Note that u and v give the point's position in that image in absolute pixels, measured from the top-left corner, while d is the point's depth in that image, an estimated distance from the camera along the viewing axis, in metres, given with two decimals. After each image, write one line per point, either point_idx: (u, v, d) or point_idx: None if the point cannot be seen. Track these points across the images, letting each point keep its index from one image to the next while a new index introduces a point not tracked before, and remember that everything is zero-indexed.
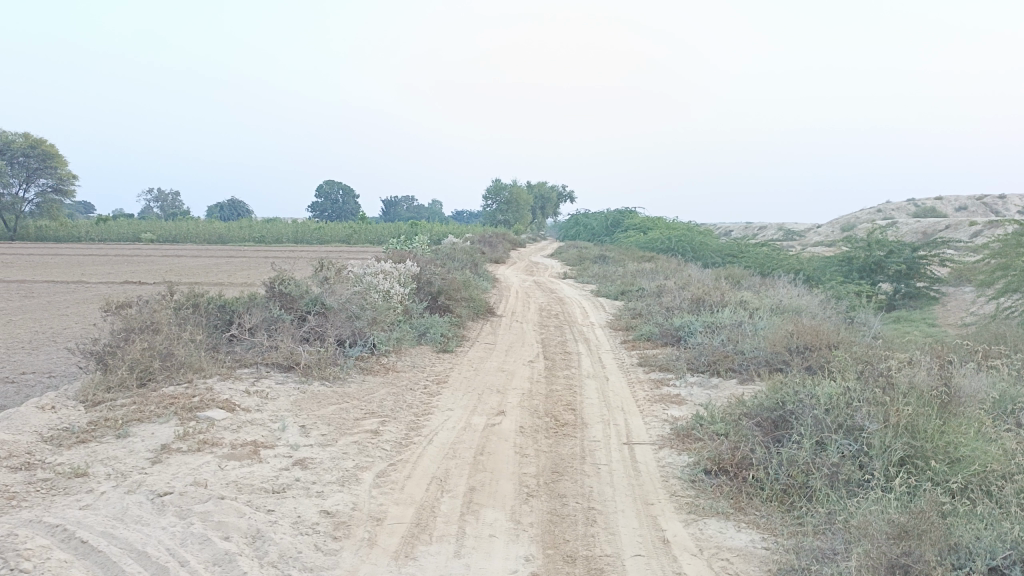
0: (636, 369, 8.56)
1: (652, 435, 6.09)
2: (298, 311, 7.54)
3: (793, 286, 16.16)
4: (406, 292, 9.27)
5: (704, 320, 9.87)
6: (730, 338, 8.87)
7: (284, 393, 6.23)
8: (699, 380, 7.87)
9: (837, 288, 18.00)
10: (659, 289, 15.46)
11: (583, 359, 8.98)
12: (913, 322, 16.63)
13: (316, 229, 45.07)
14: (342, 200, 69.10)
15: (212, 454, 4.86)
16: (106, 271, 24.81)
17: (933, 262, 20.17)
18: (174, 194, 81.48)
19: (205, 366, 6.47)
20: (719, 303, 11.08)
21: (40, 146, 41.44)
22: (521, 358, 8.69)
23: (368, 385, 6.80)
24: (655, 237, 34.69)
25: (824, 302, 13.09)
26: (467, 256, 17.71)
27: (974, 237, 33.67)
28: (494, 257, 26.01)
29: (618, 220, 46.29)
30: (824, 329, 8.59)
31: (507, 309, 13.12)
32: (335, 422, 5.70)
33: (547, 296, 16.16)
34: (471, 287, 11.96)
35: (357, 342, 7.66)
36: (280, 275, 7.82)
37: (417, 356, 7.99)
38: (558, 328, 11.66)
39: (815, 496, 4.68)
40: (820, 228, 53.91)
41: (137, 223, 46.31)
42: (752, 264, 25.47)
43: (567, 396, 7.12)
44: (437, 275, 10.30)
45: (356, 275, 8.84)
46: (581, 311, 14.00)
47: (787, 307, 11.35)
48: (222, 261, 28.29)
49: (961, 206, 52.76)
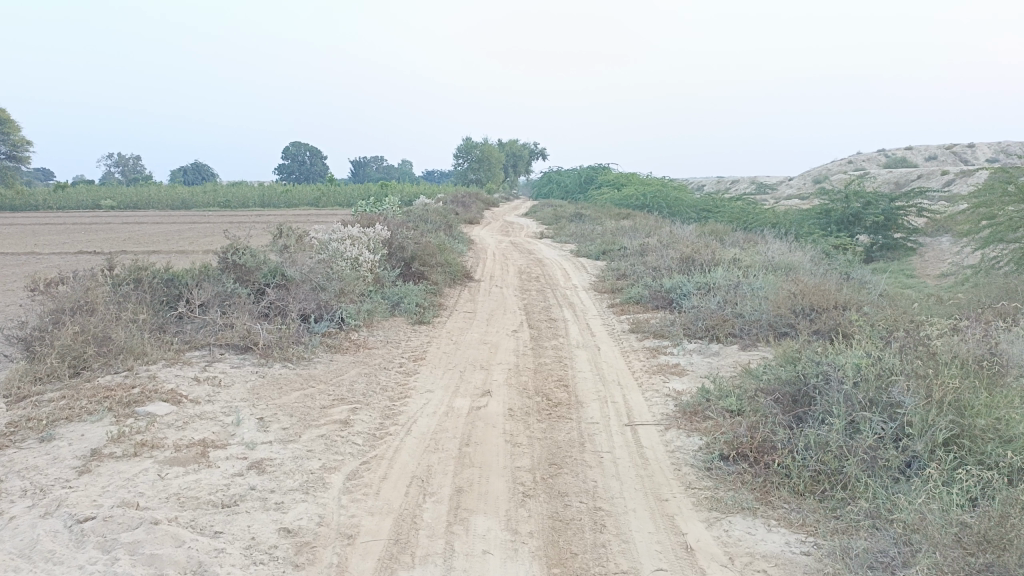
0: (629, 336, 7.93)
1: (655, 414, 5.47)
2: (255, 284, 6.76)
3: (775, 241, 15.60)
4: (376, 259, 8.50)
5: (698, 280, 9.24)
6: (728, 300, 8.26)
7: (241, 379, 5.49)
8: (699, 348, 7.26)
9: (816, 241, 17.50)
10: (641, 248, 14.81)
11: (571, 326, 8.33)
12: (892, 273, 16.22)
13: (283, 192, 43.75)
14: (309, 162, 67.29)
15: (151, 462, 4.13)
16: (61, 241, 23.60)
17: (910, 213, 19.76)
18: (135, 159, 79.03)
19: (149, 351, 5.70)
20: (709, 261, 10.46)
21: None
22: (504, 328, 8.00)
23: (337, 366, 6.07)
24: (629, 194, 34.02)
25: (813, 258, 12.53)
26: (440, 218, 16.89)
27: (946, 186, 33.40)
28: (467, 217, 25.15)
29: (591, 176, 45.47)
30: (827, 288, 7.99)
31: (485, 273, 12.40)
32: (298, 413, 4.98)
33: (526, 258, 15.44)
34: (447, 252, 11.20)
35: (323, 317, 6.91)
36: (233, 244, 7.02)
37: (391, 330, 7.26)
38: (540, 293, 10.97)
39: (852, 486, 4.09)
40: (792, 181, 53.61)
41: (95, 190, 44.52)
42: (730, 219, 24.95)
43: (558, 369, 6.46)
44: (410, 239, 9.53)
45: (320, 243, 8.04)
46: (562, 273, 13.33)
47: (780, 264, 10.77)
48: (185, 228, 27.16)
49: (931, 156, 52.63)
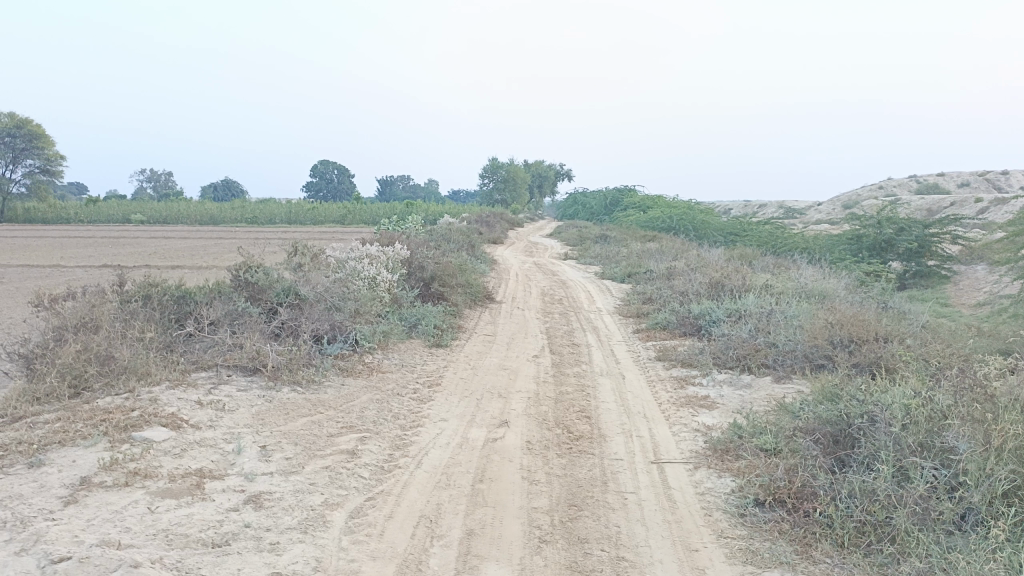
0: (655, 364, 7.58)
1: (684, 451, 5.12)
2: (267, 303, 6.51)
3: (805, 267, 15.15)
4: (394, 278, 8.25)
5: (728, 307, 8.88)
6: (760, 328, 7.89)
7: (246, 403, 5.23)
8: (730, 379, 6.89)
9: (847, 268, 17.00)
10: (668, 271, 14.44)
11: (594, 353, 8.00)
12: (926, 301, 15.68)
13: (310, 209, 43.94)
14: (337, 180, 67.71)
15: (142, 492, 3.87)
16: (87, 254, 23.70)
17: (944, 240, 19.18)
18: (166, 174, 80.23)
19: (153, 371, 5.46)
20: (739, 286, 10.08)
21: (24, 125, 40.00)
22: (525, 353, 7.70)
23: (348, 390, 5.80)
24: (655, 216, 33.65)
25: (846, 284, 12.09)
26: (463, 237, 16.66)
27: (981, 213, 32.62)
28: (491, 237, 24.92)
29: (617, 198, 45.15)
30: (864, 317, 7.59)
31: (507, 295, 12.11)
32: (304, 442, 4.71)
33: (549, 279, 15.14)
34: (468, 273, 10.94)
35: (336, 338, 6.65)
36: (247, 261, 6.79)
37: (407, 353, 6.99)
38: (563, 316, 10.65)
39: (902, 541, 3.72)
40: (821, 206, 52.85)
41: (126, 204, 45.00)
42: (758, 243, 24.46)
43: (580, 399, 6.13)
44: (430, 259, 9.28)
45: (337, 262, 7.81)
46: (587, 296, 12.99)
47: (812, 291, 10.36)
48: (212, 243, 27.23)
49: (963, 183, 51.67)
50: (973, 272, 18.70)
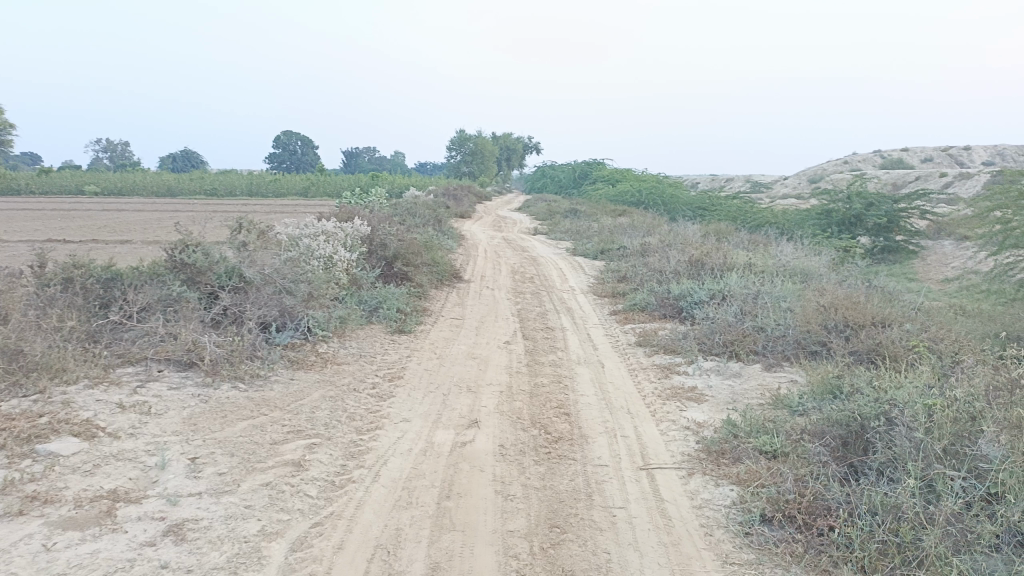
0: (636, 351, 7.03)
1: (676, 455, 4.58)
2: (207, 286, 5.80)
3: (778, 243, 14.74)
4: (353, 257, 7.57)
5: (711, 287, 8.36)
6: (746, 311, 7.39)
7: (178, 405, 4.57)
8: (718, 367, 6.37)
9: (817, 243, 16.60)
10: (642, 248, 13.91)
11: (570, 338, 7.43)
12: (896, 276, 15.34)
13: (273, 182, 42.66)
14: (300, 151, 66.02)
15: (39, 523, 3.21)
16: (33, 228, 22.45)
17: (913, 215, 18.89)
18: (123, 145, 77.68)
19: (70, 368, 4.75)
20: (720, 264, 9.57)
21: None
22: (496, 339, 7.09)
23: (298, 386, 5.14)
24: (624, 190, 33.13)
25: (824, 261, 11.66)
26: (429, 211, 15.95)
27: (944, 187, 32.63)
28: (459, 212, 24.19)
29: (586, 172, 44.51)
30: (855, 299, 7.12)
31: (475, 273, 11.49)
32: (242, 452, 4.06)
33: (519, 256, 14.53)
34: (435, 250, 10.27)
35: (286, 326, 5.97)
36: (185, 238, 6.05)
37: (367, 341, 6.34)
38: (535, 296, 10.06)
39: (934, 566, 3.16)
40: (788, 180, 52.79)
41: (80, 175, 43.21)
42: (728, 218, 24.05)
43: (557, 393, 5.56)
44: (393, 236, 8.60)
45: (289, 239, 7.10)
46: (559, 273, 12.41)
47: (794, 269, 9.88)
48: (168, 216, 26.04)
49: (926, 158, 51.96)
50: (941, 247, 18.46)
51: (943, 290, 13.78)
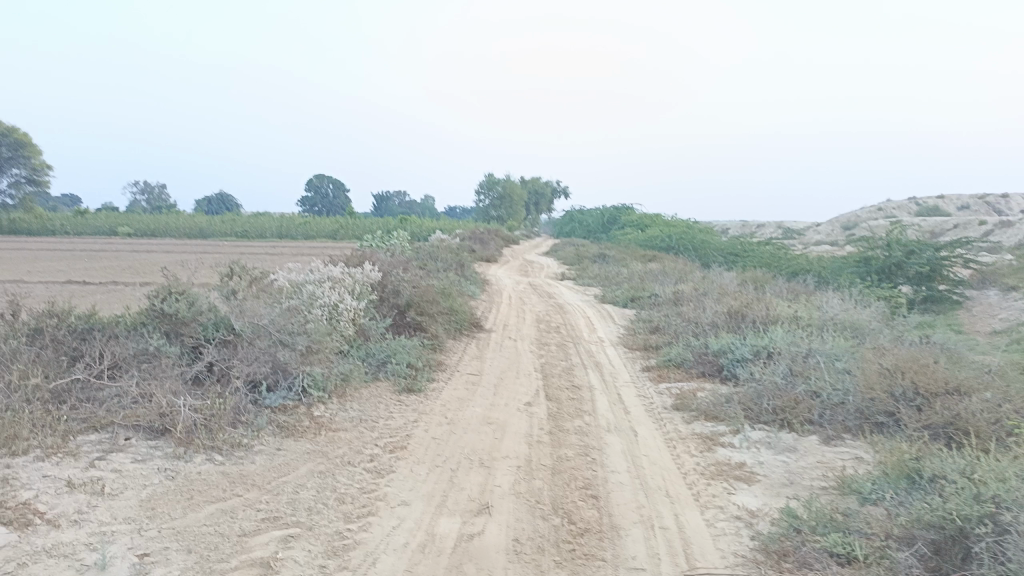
0: (672, 415, 6.26)
1: (727, 556, 3.79)
2: (191, 340, 5.19)
3: (818, 293, 13.89)
4: (361, 306, 6.93)
5: (753, 343, 7.58)
6: (796, 373, 6.60)
7: (139, 484, 3.90)
8: (768, 438, 5.58)
9: (855, 291, 15.66)
10: (675, 297, 13.15)
11: (599, 399, 6.68)
12: (941, 327, 14.33)
13: (302, 224, 42.62)
14: (331, 194, 66.45)
15: None
16: (58, 268, 22.17)
17: (955, 263, 17.85)
18: (160, 187, 78.98)
19: (21, 436, 4.11)
20: (762, 317, 8.78)
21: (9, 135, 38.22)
22: (515, 399, 6.37)
23: (283, 457, 4.46)
24: (653, 235, 32.45)
25: (870, 313, 10.81)
26: (453, 256, 15.37)
27: (984, 235, 31.39)
28: (485, 256, 23.65)
29: (614, 217, 43.93)
30: (920, 360, 6.29)
31: (497, 322, 10.80)
32: (202, 548, 3.37)
33: (545, 303, 13.83)
34: (454, 298, 9.63)
35: (278, 386, 5.32)
36: (170, 285, 5.46)
37: (370, 402, 5.66)
38: (560, 348, 9.33)
39: None
40: (820, 227, 51.75)
41: (113, 216, 43.60)
42: (760, 265, 23.23)
43: (584, 470, 4.81)
44: (407, 283, 7.97)
45: (291, 287, 6.52)
46: (586, 323, 11.67)
47: (843, 323, 9.06)
48: (195, 257, 25.78)
49: (963, 205, 50.62)
50: (988, 297, 17.38)
51: (995, 342, 12.75)
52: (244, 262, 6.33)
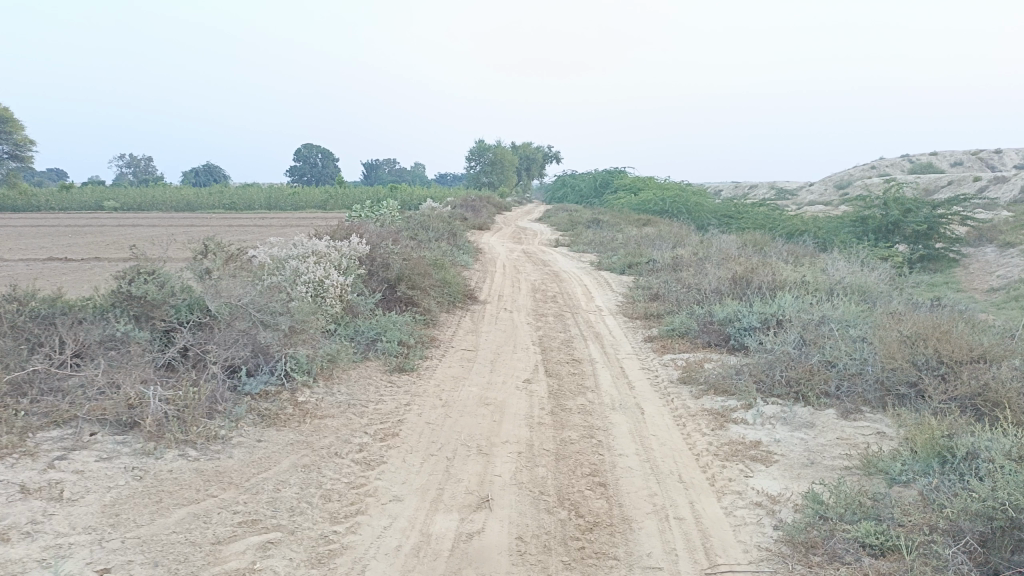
0: (680, 390, 5.92)
1: (750, 550, 3.47)
2: (161, 324, 4.79)
3: (817, 255, 13.55)
4: (348, 281, 6.54)
5: (761, 310, 7.23)
6: (809, 343, 6.26)
7: (103, 487, 3.55)
8: (783, 415, 5.26)
9: (853, 251, 15.30)
10: (674, 263, 12.79)
11: (602, 374, 6.34)
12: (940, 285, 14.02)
13: (290, 194, 41.90)
14: (320, 164, 65.54)
15: None
16: (41, 245, 21.56)
17: (952, 220, 17.44)
18: (146, 161, 77.77)
19: None
20: (768, 282, 8.43)
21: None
22: (513, 376, 6.03)
23: (263, 450, 4.11)
24: (646, 199, 32.02)
25: (875, 274, 10.48)
26: (445, 225, 14.93)
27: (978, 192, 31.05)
28: (477, 224, 23.19)
29: (607, 181, 43.39)
30: (939, 325, 5.96)
31: (492, 292, 10.43)
32: (170, 560, 3.02)
33: (541, 271, 13.46)
34: (447, 270, 9.24)
35: (258, 371, 4.94)
36: (138, 265, 5.04)
37: (359, 384, 5.30)
38: (558, 319, 8.98)
39: None
40: (813, 186, 51.31)
41: (99, 190, 42.85)
42: (755, 226, 22.88)
43: (590, 454, 4.47)
44: (396, 255, 7.58)
45: (271, 264, 6.11)
46: (584, 291, 11.32)
47: (850, 287, 8.72)
48: (182, 232, 25.17)
49: (957, 162, 50.20)
50: (985, 255, 17.03)
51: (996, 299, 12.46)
52: (219, 237, 5.91)
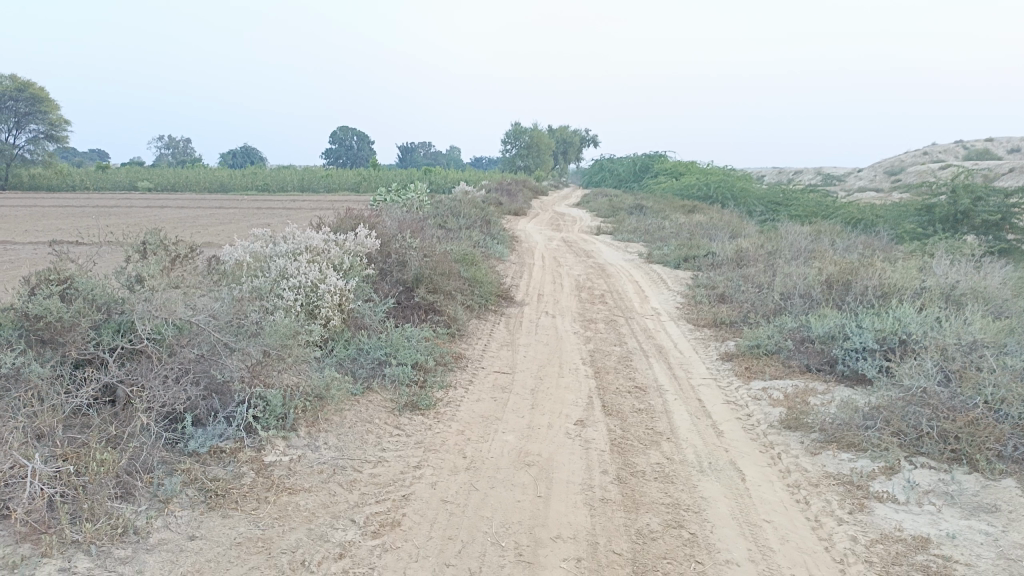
0: (787, 442, 4.41)
1: None
2: (70, 353, 3.39)
3: (895, 249, 11.77)
4: (351, 286, 5.12)
5: (876, 325, 5.64)
6: (958, 379, 4.69)
7: None
8: (947, 492, 3.73)
9: (931, 242, 13.46)
10: (737, 258, 11.17)
11: (676, 413, 4.86)
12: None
13: (324, 176, 40.78)
14: (355, 146, 64.56)
15: None
16: (61, 227, 20.59)
17: None
18: (185, 143, 77.92)
19: None
20: (870, 287, 6.83)
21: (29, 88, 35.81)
22: (561, 416, 4.58)
23: (192, 558, 2.71)
24: (690, 183, 30.32)
25: (984, 271, 8.74)
26: (479, 211, 13.52)
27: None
28: (514, 209, 21.78)
29: (647, 165, 41.49)
30: None
31: (531, 291, 8.99)
32: None
33: (584, 264, 11.94)
34: (478, 266, 7.79)
35: (207, 422, 3.55)
36: (49, 270, 3.70)
37: (353, 433, 3.88)
38: (610, 326, 7.50)
39: None
40: (862, 173, 48.58)
41: (133, 170, 42.22)
42: (806, 212, 21.07)
43: (684, 561, 3.00)
44: (416, 250, 6.16)
45: (250, 264, 4.74)
46: (636, 290, 9.82)
47: (972, 292, 7.03)
48: (209, 214, 24.09)
49: (1016, 148, 47.11)
50: None
51: None
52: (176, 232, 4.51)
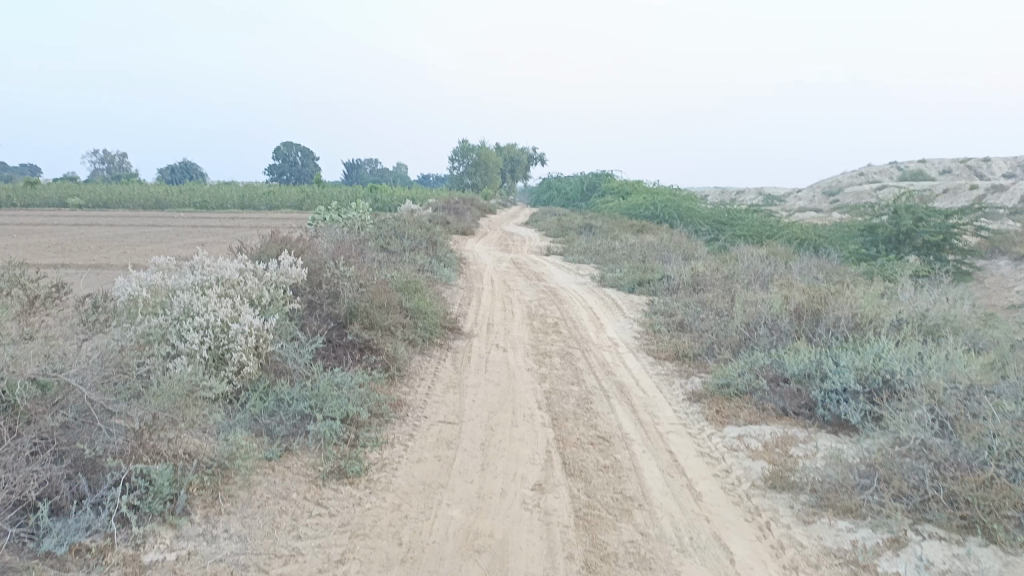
0: (775, 507, 3.85)
1: None
2: None
3: (848, 273, 11.47)
4: (270, 325, 4.41)
5: (857, 363, 5.16)
6: (955, 428, 4.21)
7: None
8: (966, 572, 3.20)
9: (881, 264, 13.30)
10: (693, 282, 10.73)
11: (647, 470, 4.26)
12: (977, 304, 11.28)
13: (266, 193, 39.57)
14: (299, 162, 63.18)
15: None
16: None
17: (969, 229, 14.00)
18: (122, 157, 75.30)
19: None
20: (841, 318, 6.38)
21: None
22: (516, 478, 3.93)
23: None
24: (637, 202, 30.17)
25: (946, 295, 8.41)
26: (425, 231, 12.86)
27: (977, 198, 28.81)
28: (461, 228, 21.17)
29: (594, 184, 41.42)
30: None
31: (479, 319, 8.35)
32: None
33: (535, 288, 11.36)
34: (422, 294, 7.12)
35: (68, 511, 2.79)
36: None
37: (264, 515, 3.17)
38: (566, 360, 6.91)
39: None
40: (802, 193, 49.42)
41: (63, 184, 40.30)
42: (751, 231, 20.92)
43: None
44: (349, 279, 5.47)
45: (146, 303, 4.02)
46: (590, 317, 9.27)
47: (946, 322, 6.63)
48: (141, 232, 22.84)
49: (944, 170, 48.56)
50: (1003, 268, 14.20)
51: None
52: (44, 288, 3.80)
